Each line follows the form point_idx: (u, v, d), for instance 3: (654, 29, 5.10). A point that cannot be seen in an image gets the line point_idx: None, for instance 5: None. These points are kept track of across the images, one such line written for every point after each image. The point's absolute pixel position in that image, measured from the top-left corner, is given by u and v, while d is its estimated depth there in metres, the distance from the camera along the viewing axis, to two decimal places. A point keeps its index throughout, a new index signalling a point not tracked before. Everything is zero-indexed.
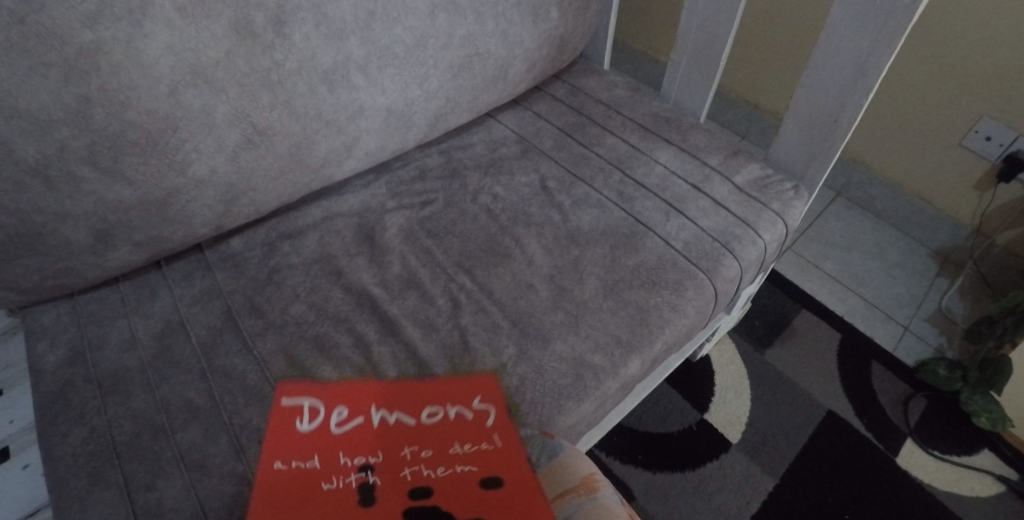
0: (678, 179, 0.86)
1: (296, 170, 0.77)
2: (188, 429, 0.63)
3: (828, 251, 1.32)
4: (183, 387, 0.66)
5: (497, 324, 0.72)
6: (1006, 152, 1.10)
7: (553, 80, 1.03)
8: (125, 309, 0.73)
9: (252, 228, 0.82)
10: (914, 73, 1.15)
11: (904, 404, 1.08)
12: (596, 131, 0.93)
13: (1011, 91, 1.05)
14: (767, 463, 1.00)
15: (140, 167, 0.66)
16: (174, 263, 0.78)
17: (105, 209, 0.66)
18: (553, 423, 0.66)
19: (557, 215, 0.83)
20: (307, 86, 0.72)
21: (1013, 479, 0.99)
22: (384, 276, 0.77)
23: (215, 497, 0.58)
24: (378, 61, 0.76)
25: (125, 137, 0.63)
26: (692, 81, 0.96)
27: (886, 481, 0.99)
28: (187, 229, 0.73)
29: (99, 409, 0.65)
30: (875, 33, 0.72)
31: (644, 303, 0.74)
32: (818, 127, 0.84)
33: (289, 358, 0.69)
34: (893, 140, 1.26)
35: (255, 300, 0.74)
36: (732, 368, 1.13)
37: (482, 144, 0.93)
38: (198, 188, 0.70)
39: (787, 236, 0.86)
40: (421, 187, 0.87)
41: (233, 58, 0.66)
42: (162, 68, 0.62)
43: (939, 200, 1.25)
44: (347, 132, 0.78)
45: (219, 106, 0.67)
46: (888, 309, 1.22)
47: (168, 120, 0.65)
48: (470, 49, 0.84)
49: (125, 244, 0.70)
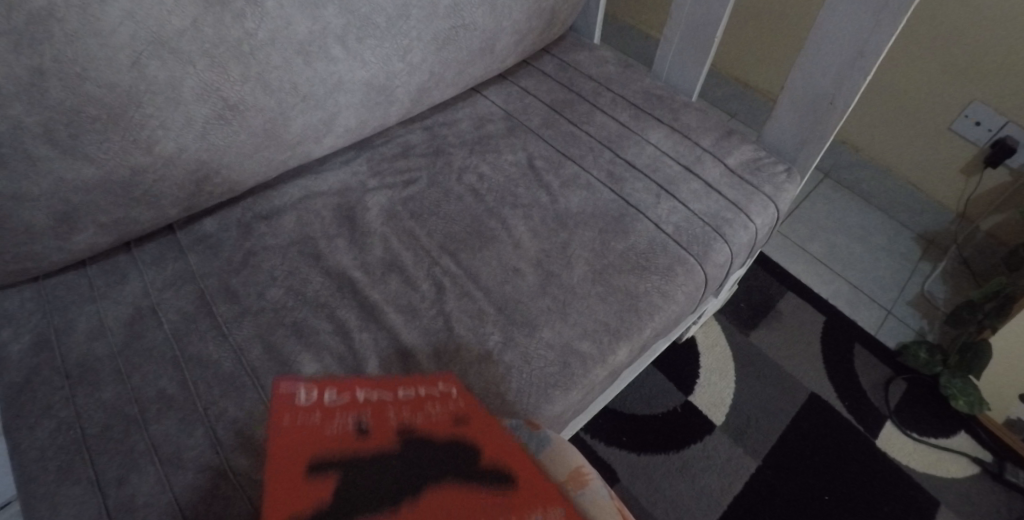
0: (669, 160, 0.84)
1: (271, 148, 0.73)
2: (163, 421, 0.61)
3: (814, 231, 1.32)
4: (156, 376, 0.64)
5: (483, 311, 0.70)
6: (994, 137, 1.09)
7: (541, 54, 0.99)
8: (92, 293, 0.70)
9: (227, 208, 0.78)
10: (907, 55, 1.13)
11: (884, 386, 1.09)
12: (586, 108, 0.90)
13: (1003, 76, 1.03)
14: (749, 445, 1.02)
15: (102, 145, 0.61)
16: (144, 245, 0.74)
17: (65, 190, 0.61)
18: (540, 413, 0.65)
19: (545, 197, 0.81)
20: (282, 58, 0.67)
21: (986, 460, 1.01)
22: (366, 260, 0.74)
23: (191, 492, 0.57)
24: (358, 32, 0.71)
25: (84, 112, 0.59)
26: (686, 57, 0.92)
27: (864, 461, 1.01)
28: (156, 210, 0.69)
29: (67, 400, 0.62)
30: (878, 12, 0.69)
31: (634, 288, 0.73)
32: (814, 108, 0.81)
33: (267, 346, 0.66)
34: (883, 123, 1.25)
35: (230, 284, 0.71)
36: (716, 350, 1.13)
37: (468, 121, 0.90)
38: (166, 167, 0.66)
39: (778, 219, 0.84)
40: (404, 165, 0.84)
41: (201, 27, 0.62)
42: (122, 37, 0.58)
43: (925, 183, 1.25)
44: (326, 108, 0.74)
45: (186, 78, 0.63)
46: (871, 290, 1.23)
47: (131, 94, 0.61)
48: (456, 20, 0.79)
49: (90, 226, 0.66)
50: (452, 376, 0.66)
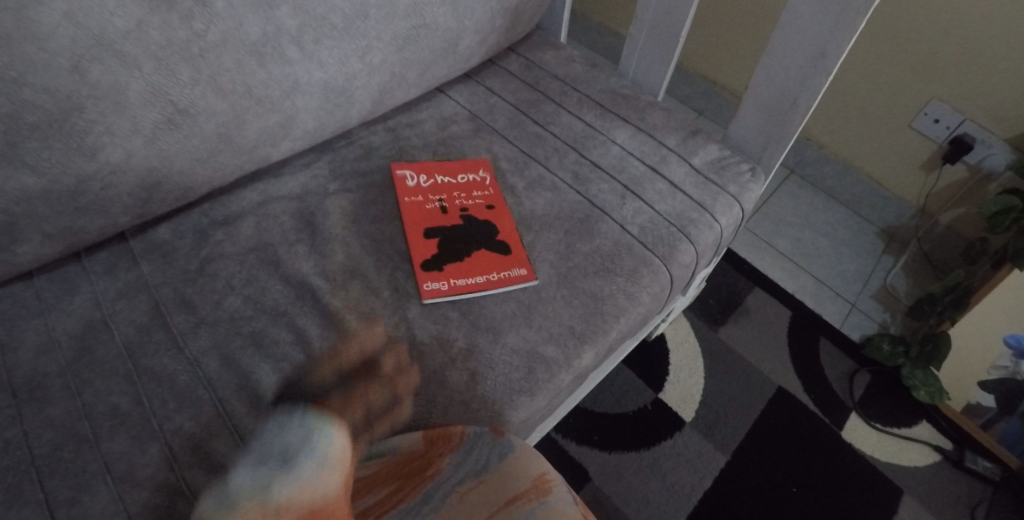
0: (635, 160, 0.84)
1: (226, 152, 0.71)
2: (116, 438, 0.59)
3: (782, 227, 1.34)
4: (107, 392, 0.62)
5: (447, 317, 0.69)
6: (952, 135, 1.12)
7: (507, 53, 0.98)
8: (40, 306, 0.67)
9: (182, 214, 0.76)
10: (869, 52, 1.15)
11: (849, 379, 1.11)
12: (552, 108, 0.89)
13: (960, 75, 1.05)
14: (719, 440, 1.03)
15: (43, 153, 0.59)
16: (95, 254, 0.72)
17: (5, 199, 0.59)
18: (504, 419, 0.64)
19: (510, 199, 0.80)
20: (234, 60, 0.65)
21: (947, 448, 1.04)
22: (327, 266, 0.72)
23: (146, 511, 0.56)
24: (314, 32, 0.69)
25: (22, 118, 0.56)
26: (651, 56, 0.92)
27: (830, 453, 1.03)
28: (106, 219, 0.67)
29: (12, 419, 0.59)
30: (836, 13, 0.70)
31: (599, 291, 0.72)
32: (776, 108, 0.82)
33: (225, 357, 0.65)
34: (845, 120, 1.27)
35: (186, 294, 0.69)
36: (686, 346, 1.14)
37: (432, 122, 0.89)
38: (114, 174, 0.64)
39: (742, 218, 0.85)
40: (367, 168, 0.82)
41: (145, 28, 0.59)
42: (60, 40, 0.55)
43: (887, 180, 1.28)
44: (283, 110, 0.72)
45: (132, 82, 0.61)
46: (837, 284, 1.25)
47: (73, 99, 0.58)
48: (417, 19, 0.78)
49: (34, 237, 0.63)
50: (415, 384, 0.65)
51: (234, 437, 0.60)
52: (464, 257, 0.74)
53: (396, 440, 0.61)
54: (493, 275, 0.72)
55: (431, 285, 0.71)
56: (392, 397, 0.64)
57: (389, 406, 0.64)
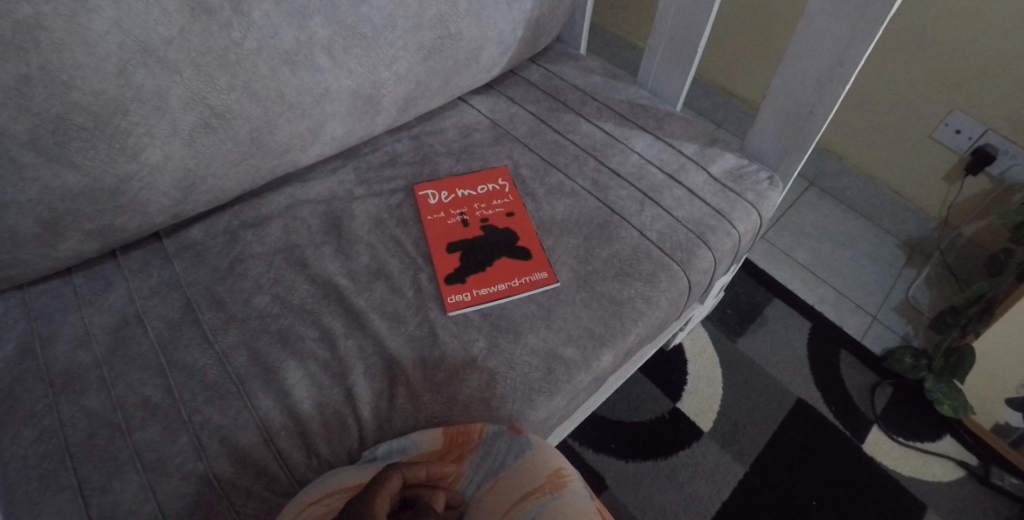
0: (653, 168, 0.85)
1: (258, 156, 0.74)
2: (147, 428, 0.61)
3: (801, 239, 1.33)
4: (140, 383, 0.64)
5: (469, 318, 0.70)
6: (974, 146, 1.11)
7: (528, 64, 1.01)
8: (78, 301, 0.70)
9: (214, 216, 0.78)
10: (888, 63, 1.15)
11: (871, 392, 1.10)
12: (571, 117, 0.91)
13: (981, 86, 1.06)
14: (738, 451, 1.02)
15: (88, 153, 0.62)
16: (130, 252, 0.74)
17: (51, 197, 0.62)
18: (524, 418, 0.65)
19: (530, 204, 0.82)
20: (268, 67, 0.68)
21: (973, 464, 1.02)
22: (352, 267, 0.74)
23: (175, 499, 0.57)
24: (344, 42, 0.72)
25: (70, 120, 0.59)
26: (669, 68, 0.94)
27: (851, 468, 1.01)
28: (143, 218, 0.70)
29: (50, 407, 0.62)
30: (854, 23, 0.71)
31: (618, 295, 0.73)
32: (794, 117, 0.83)
33: (252, 353, 0.67)
34: (865, 130, 1.27)
35: (216, 292, 0.71)
36: (705, 356, 1.14)
37: (454, 129, 0.91)
38: (152, 174, 0.67)
39: (761, 226, 0.85)
40: (391, 173, 0.85)
41: (187, 36, 0.63)
42: (109, 46, 0.59)
43: (907, 191, 1.27)
44: (312, 116, 0.75)
45: (173, 87, 0.64)
46: (857, 297, 1.24)
47: (117, 102, 0.61)
48: (442, 30, 0.80)
49: (75, 234, 0.66)
50: (436, 383, 0.66)
51: (260, 429, 0.62)
52: (485, 267, 0.75)
53: (415, 438, 0.62)
54: (515, 280, 0.74)
55: (454, 298, 0.72)
56: (414, 394, 0.66)
57: (410, 403, 0.65)
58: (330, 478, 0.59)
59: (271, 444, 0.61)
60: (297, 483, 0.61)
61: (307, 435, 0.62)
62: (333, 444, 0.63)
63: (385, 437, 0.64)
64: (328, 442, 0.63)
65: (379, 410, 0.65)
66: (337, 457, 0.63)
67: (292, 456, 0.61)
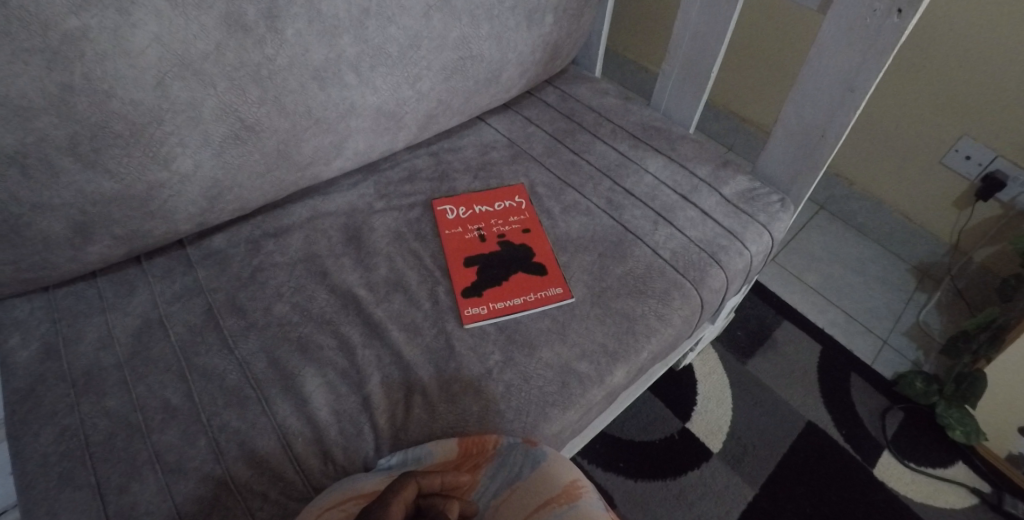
0: (666, 188, 0.87)
1: (283, 168, 0.76)
2: (166, 431, 0.62)
3: (810, 263, 1.34)
4: (160, 386, 0.65)
5: (485, 330, 0.71)
6: (984, 172, 1.13)
7: (544, 86, 1.03)
8: (102, 305, 0.71)
9: (237, 226, 0.80)
10: (899, 87, 1.18)
11: (882, 416, 1.10)
12: (586, 138, 0.94)
13: (991, 113, 1.07)
14: (748, 473, 1.01)
15: (124, 160, 0.64)
16: (154, 258, 0.76)
17: (84, 201, 0.64)
18: (537, 430, 0.66)
19: (545, 222, 0.83)
20: (298, 83, 0.71)
21: (986, 492, 1.01)
22: (370, 278, 0.76)
23: (191, 502, 0.58)
24: (371, 60, 0.75)
25: (108, 128, 0.62)
26: (682, 93, 0.97)
27: (862, 492, 1.00)
28: (170, 224, 0.71)
29: (71, 407, 0.63)
30: (865, 51, 0.73)
31: (631, 311, 0.74)
32: (805, 141, 0.85)
33: (271, 360, 0.68)
34: (875, 154, 1.29)
35: (237, 299, 0.72)
36: (715, 377, 1.14)
37: (472, 148, 0.93)
38: (182, 182, 0.69)
39: (773, 247, 0.87)
40: (411, 189, 0.87)
41: (223, 51, 0.65)
42: (149, 59, 0.61)
43: (917, 216, 1.29)
44: (337, 131, 0.77)
45: (206, 99, 0.66)
46: (866, 321, 1.25)
47: (154, 112, 0.64)
48: (464, 51, 0.83)
49: (103, 238, 0.68)
50: (452, 393, 0.67)
51: (278, 435, 0.63)
52: (501, 282, 0.77)
53: (430, 447, 0.63)
54: (530, 295, 0.75)
55: (470, 310, 0.73)
56: (430, 405, 0.66)
57: (426, 413, 0.66)
58: (346, 484, 0.59)
59: (288, 449, 0.62)
60: (313, 489, 0.61)
61: (324, 442, 0.63)
62: (349, 451, 0.63)
63: (399, 447, 0.65)
64: (344, 449, 0.63)
65: (394, 419, 0.66)
66: (352, 464, 0.63)
67: (308, 462, 0.62)
